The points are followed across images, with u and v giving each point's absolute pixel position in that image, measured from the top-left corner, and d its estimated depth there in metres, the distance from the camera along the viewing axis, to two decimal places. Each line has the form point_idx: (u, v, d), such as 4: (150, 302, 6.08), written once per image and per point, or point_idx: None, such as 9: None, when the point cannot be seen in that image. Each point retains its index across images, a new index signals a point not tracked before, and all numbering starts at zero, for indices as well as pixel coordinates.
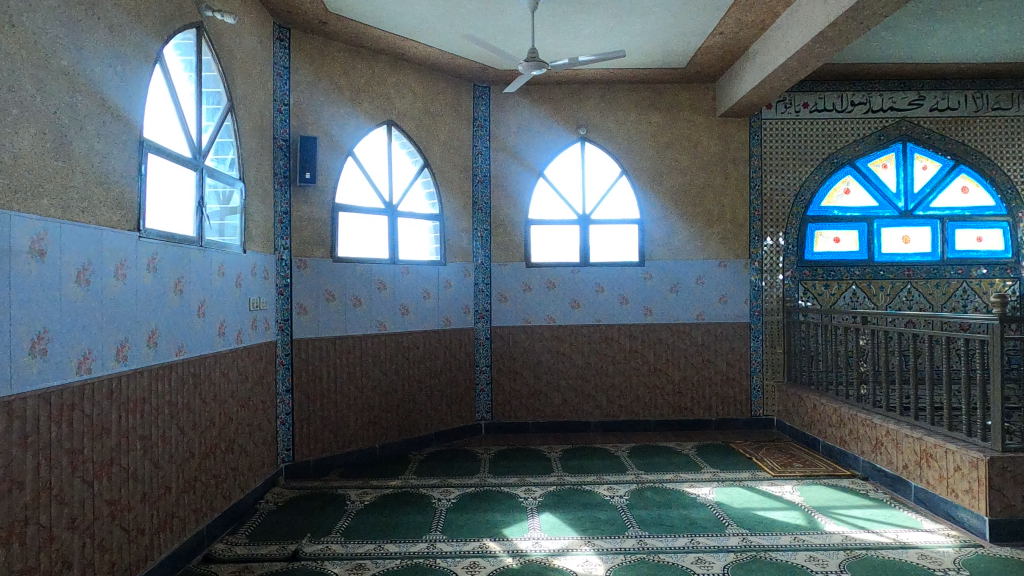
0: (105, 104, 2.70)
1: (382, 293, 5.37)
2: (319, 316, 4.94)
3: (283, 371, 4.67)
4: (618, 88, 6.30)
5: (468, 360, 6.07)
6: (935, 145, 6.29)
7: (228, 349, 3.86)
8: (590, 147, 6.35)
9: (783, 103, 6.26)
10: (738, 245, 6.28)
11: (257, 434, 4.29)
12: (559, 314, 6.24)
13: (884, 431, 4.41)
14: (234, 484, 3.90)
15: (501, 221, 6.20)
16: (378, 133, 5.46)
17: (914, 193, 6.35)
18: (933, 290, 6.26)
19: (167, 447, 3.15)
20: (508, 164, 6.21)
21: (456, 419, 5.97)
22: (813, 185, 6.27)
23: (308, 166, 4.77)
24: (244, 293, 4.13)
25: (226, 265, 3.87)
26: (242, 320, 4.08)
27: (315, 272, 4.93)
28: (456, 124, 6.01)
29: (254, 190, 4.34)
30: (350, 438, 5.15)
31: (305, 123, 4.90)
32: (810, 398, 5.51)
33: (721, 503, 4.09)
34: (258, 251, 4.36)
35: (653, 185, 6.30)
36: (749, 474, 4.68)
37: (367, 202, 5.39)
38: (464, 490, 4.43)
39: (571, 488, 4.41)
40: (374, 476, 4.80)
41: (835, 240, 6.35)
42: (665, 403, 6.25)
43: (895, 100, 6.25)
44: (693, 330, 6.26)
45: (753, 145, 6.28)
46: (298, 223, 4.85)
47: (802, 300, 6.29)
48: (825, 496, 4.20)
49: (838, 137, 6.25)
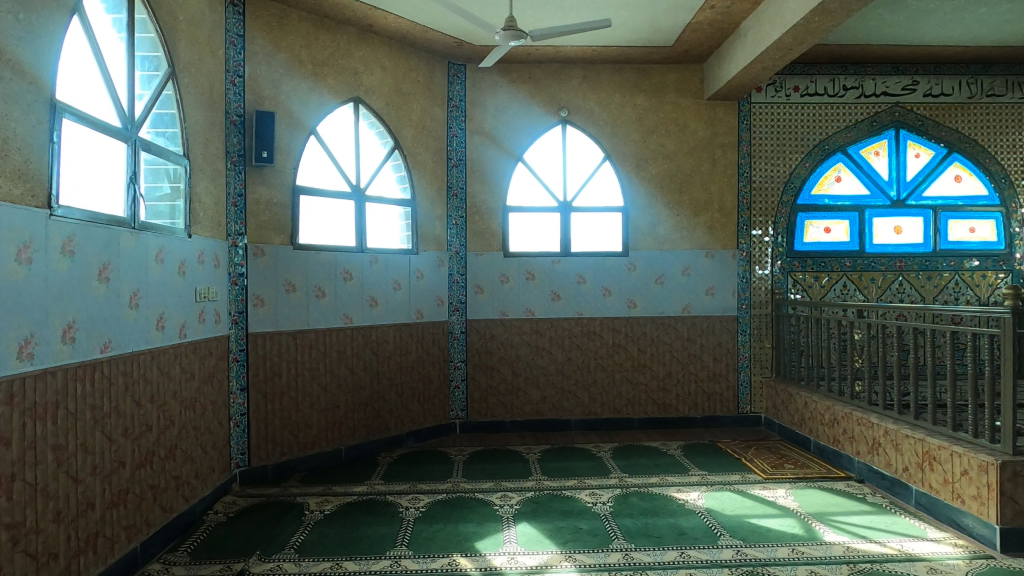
0: (3, 57, 2.30)
1: (348, 284, 4.98)
2: (278, 308, 4.54)
3: (236, 368, 4.28)
4: (601, 69, 5.97)
5: (442, 355, 5.72)
6: (929, 133, 6.06)
7: (169, 345, 3.46)
8: (572, 131, 6.01)
9: (773, 86, 5.98)
10: (726, 234, 6.00)
11: (205, 438, 3.89)
12: (539, 306, 5.89)
13: (882, 431, 4.16)
14: (177, 495, 3.50)
15: (477, 208, 5.84)
16: (344, 111, 5.06)
17: (907, 182, 6.12)
18: (925, 282, 6.05)
19: (89, 458, 2.75)
20: (485, 148, 5.85)
21: (429, 417, 5.61)
22: (803, 173, 6.01)
23: (266, 145, 4.35)
24: (189, 282, 3.71)
25: (166, 251, 3.46)
26: (186, 312, 3.67)
27: (274, 260, 4.53)
28: (429, 104, 5.63)
29: (202, 168, 3.92)
30: (313, 440, 4.77)
31: (262, 98, 4.47)
32: (801, 395, 5.25)
33: (711, 510, 3.80)
34: (206, 237, 3.95)
35: (638, 171, 5.99)
36: (739, 477, 4.41)
37: (333, 185, 4.99)
38: (434, 497, 4.09)
39: (550, 495, 4.09)
40: (339, 481, 4.43)
41: (826, 230, 6.09)
42: (649, 400, 5.96)
43: (888, 85, 6.02)
44: (679, 324, 5.97)
45: (742, 131, 5.99)
46: (255, 207, 4.44)
47: (792, 293, 6.03)
48: (821, 501, 3.93)
49: (830, 122, 5.99)
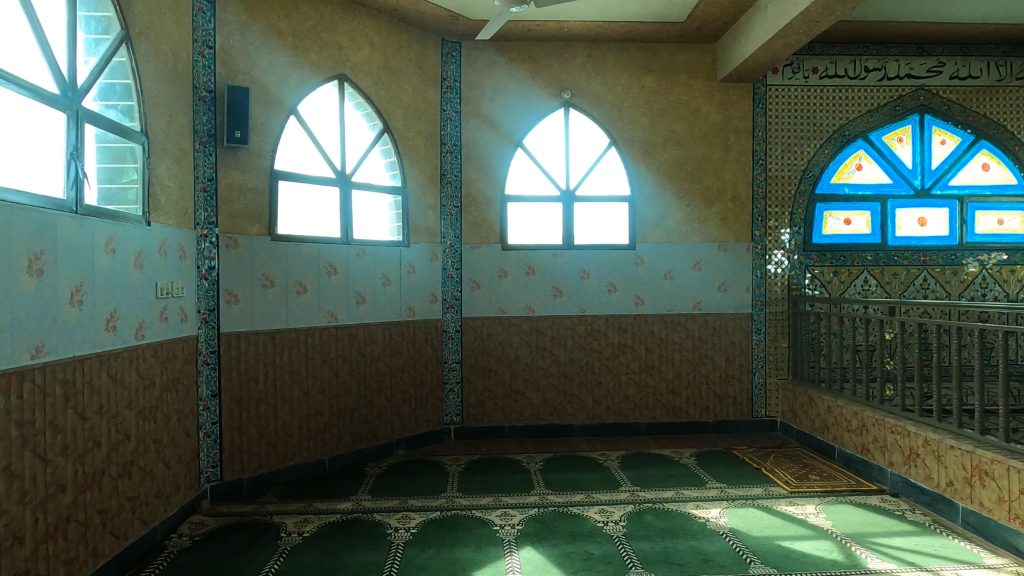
0: None
1: (333, 279, 4.55)
2: (254, 305, 4.11)
3: (206, 372, 3.85)
4: (607, 47, 5.55)
5: (435, 357, 5.31)
6: (954, 118, 5.68)
7: (122, 348, 3.02)
8: (575, 115, 5.59)
9: (790, 68, 5.58)
10: (740, 226, 5.60)
11: (168, 452, 3.45)
12: (540, 303, 5.48)
13: (920, 440, 3.79)
14: (132, 519, 3.07)
15: (473, 197, 5.41)
16: (328, 90, 4.62)
17: (932, 170, 5.74)
18: (950, 278, 5.67)
19: (16, 483, 2.34)
20: (481, 132, 5.42)
21: (421, 423, 5.20)
22: (822, 160, 5.61)
23: (239, 124, 3.92)
24: (148, 276, 3.28)
25: (118, 239, 3.02)
26: (145, 310, 3.24)
27: (249, 252, 4.09)
28: (421, 84, 5.19)
29: (163, 148, 3.48)
30: (293, 450, 4.35)
31: (235, 72, 4.02)
32: (823, 398, 4.87)
33: (736, 531, 3.40)
34: (169, 225, 3.51)
35: (645, 158, 5.58)
36: (762, 490, 4.02)
37: (315, 171, 4.56)
38: (426, 515, 3.68)
39: (556, 512, 3.68)
40: (321, 497, 4.01)
41: (845, 221, 5.70)
42: (658, 404, 5.57)
43: (913, 67, 5.62)
44: (689, 322, 5.57)
45: (757, 115, 5.59)
46: (228, 193, 4.00)
47: (810, 289, 5.63)
48: (856, 520, 3.54)
49: (851, 106, 5.60)
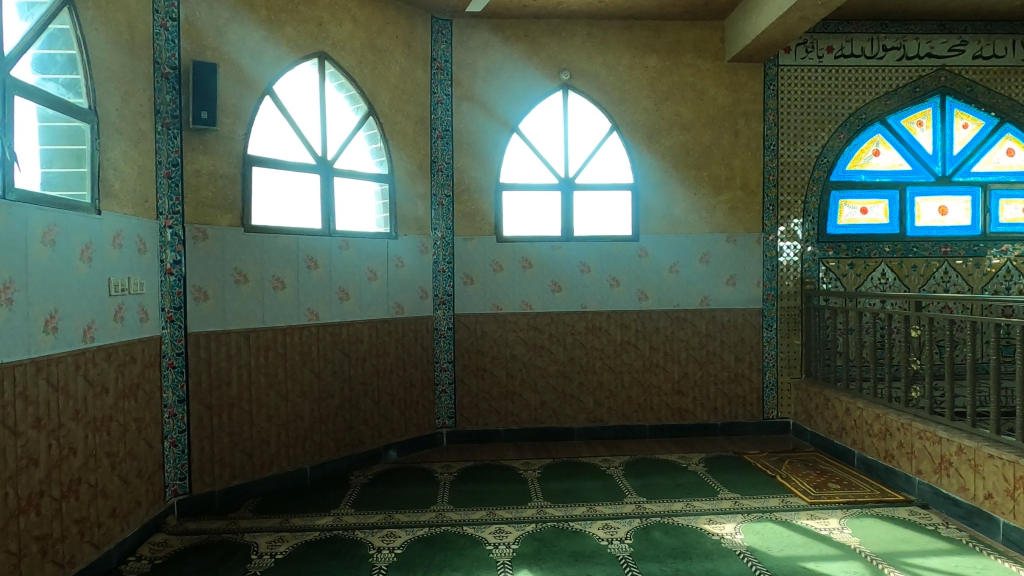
0: None
1: (313, 274, 4.21)
2: (225, 302, 3.76)
3: (172, 376, 3.51)
4: (608, 25, 5.19)
5: (426, 356, 4.97)
6: (977, 100, 5.33)
7: (65, 352, 2.69)
8: (574, 97, 5.24)
9: (803, 47, 5.24)
10: (750, 215, 5.27)
11: (126, 466, 3.12)
12: (537, 298, 5.14)
13: (953, 448, 3.47)
14: (80, 543, 2.75)
15: (466, 185, 5.06)
16: (307, 69, 4.27)
17: (953, 156, 5.40)
18: (973, 270, 5.34)
19: None
20: (474, 116, 5.07)
21: (411, 428, 4.87)
22: (837, 146, 5.27)
23: (206, 103, 3.56)
24: (99, 271, 2.95)
25: (59, 230, 2.69)
26: (94, 308, 2.90)
27: (219, 244, 3.74)
28: (409, 64, 4.84)
29: (118, 129, 3.13)
30: (270, 459, 4.02)
31: (203, 48, 3.66)
32: (840, 400, 4.54)
33: (754, 550, 3.08)
34: (126, 214, 3.17)
35: (649, 144, 5.23)
36: (778, 501, 3.70)
37: (294, 156, 4.21)
38: (413, 532, 3.35)
39: (555, 529, 3.35)
40: (299, 511, 3.68)
41: (862, 211, 5.36)
42: (663, 405, 5.25)
43: (934, 45, 5.27)
44: (697, 319, 5.24)
45: (768, 98, 5.24)
46: (195, 180, 3.65)
47: (825, 282, 5.30)
48: (886, 537, 3.21)
49: (868, 88, 5.25)
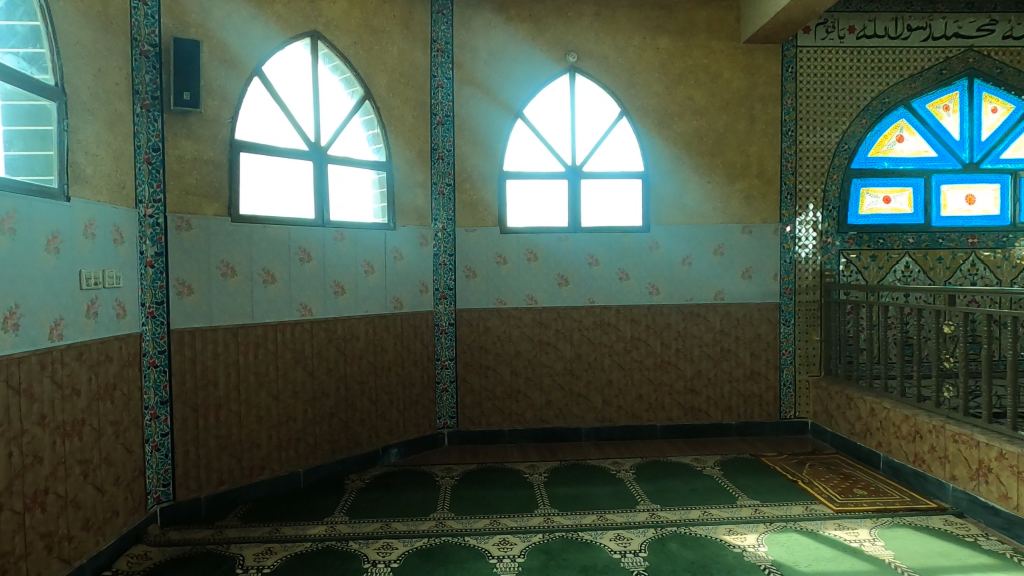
0: None
1: (306, 266, 3.97)
2: (212, 297, 3.53)
3: (153, 376, 3.28)
4: (617, 4, 4.92)
5: (427, 353, 4.74)
6: (1007, 83, 5.05)
7: (27, 351, 2.47)
8: (582, 81, 4.98)
9: (823, 27, 4.96)
10: (766, 205, 5.00)
11: (102, 473, 2.90)
12: (543, 292, 4.89)
13: (993, 453, 3.22)
14: (47, 559, 2.53)
15: (468, 174, 4.82)
16: (299, 49, 4.02)
17: (981, 142, 5.12)
18: (1002, 262, 5.07)
19: None
20: (476, 101, 4.82)
21: (410, 428, 4.64)
22: (859, 131, 5.00)
23: (188, 84, 3.31)
24: (68, 262, 2.72)
25: (21, 218, 2.46)
26: (63, 303, 2.68)
27: (204, 235, 3.50)
28: (408, 45, 4.58)
29: (89, 109, 2.89)
30: (261, 463, 3.79)
31: (185, 24, 3.42)
32: (864, 399, 4.29)
33: (780, 565, 2.84)
34: (99, 202, 2.94)
35: (660, 130, 4.97)
36: (802, 509, 3.45)
37: (285, 141, 3.97)
38: (411, 543, 3.12)
39: (563, 540, 3.12)
40: (290, 519, 3.46)
41: (885, 200, 5.09)
42: (674, 404, 5.01)
43: (962, 25, 4.99)
44: (710, 314, 4.99)
45: (786, 80, 4.97)
46: (178, 166, 3.42)
47: (846, 275, 5.03)
48: (922, 550, 2.97)
49: (891, 70, 4.98)
